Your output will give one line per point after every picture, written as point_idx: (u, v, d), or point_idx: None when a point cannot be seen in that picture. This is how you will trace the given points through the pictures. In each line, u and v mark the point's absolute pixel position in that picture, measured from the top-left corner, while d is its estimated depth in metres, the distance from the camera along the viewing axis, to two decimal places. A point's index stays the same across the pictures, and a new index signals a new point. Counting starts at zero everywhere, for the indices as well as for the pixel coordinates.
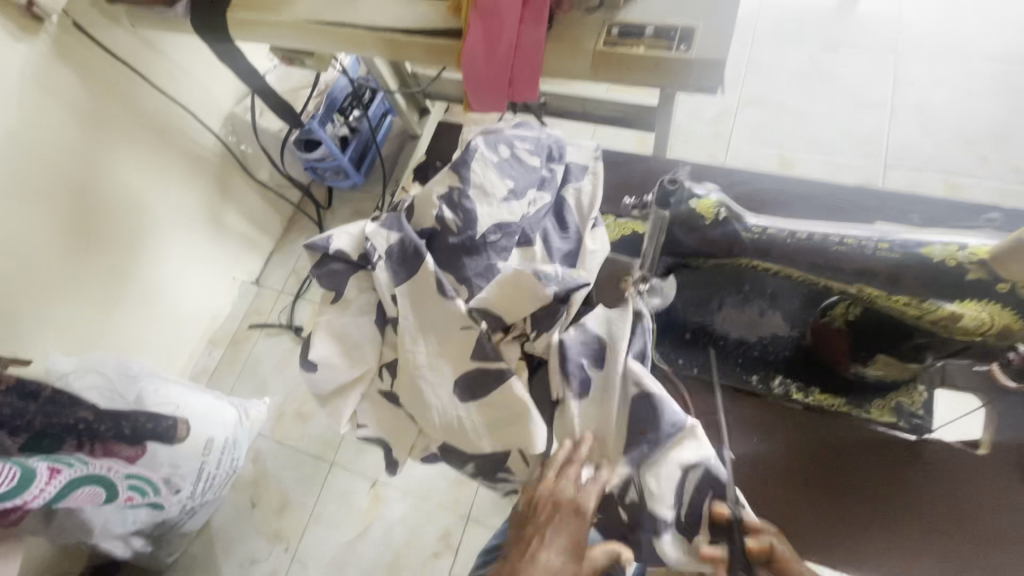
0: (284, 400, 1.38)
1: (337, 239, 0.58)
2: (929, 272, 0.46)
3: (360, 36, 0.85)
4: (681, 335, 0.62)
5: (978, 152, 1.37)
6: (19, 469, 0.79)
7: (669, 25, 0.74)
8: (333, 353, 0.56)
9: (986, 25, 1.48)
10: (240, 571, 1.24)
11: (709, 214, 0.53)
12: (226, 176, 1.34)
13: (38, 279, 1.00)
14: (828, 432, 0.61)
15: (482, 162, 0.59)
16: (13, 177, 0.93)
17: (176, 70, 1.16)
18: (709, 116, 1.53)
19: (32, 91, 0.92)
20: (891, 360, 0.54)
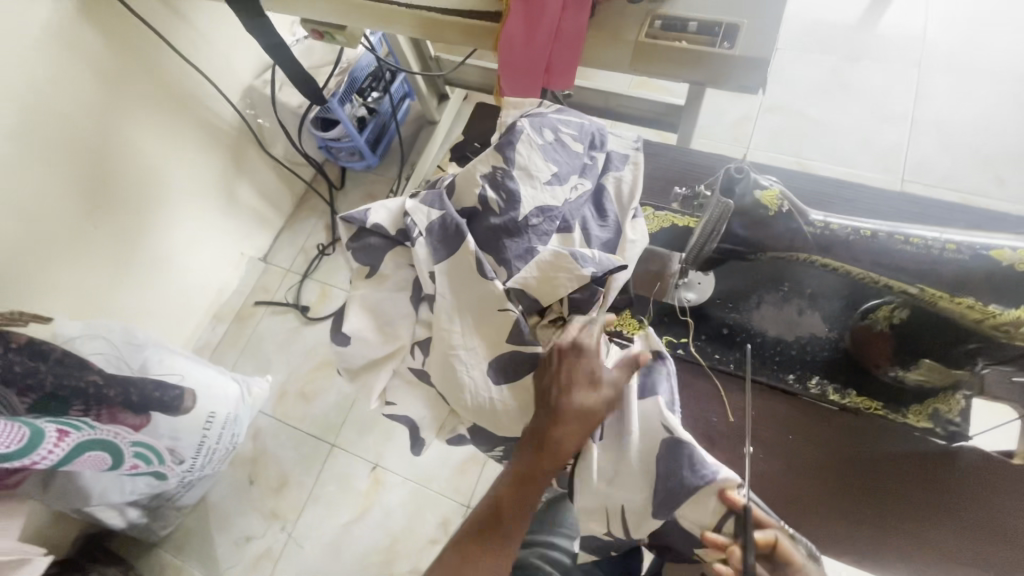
0: (287, 378, 1.38)
1: (374, 213, 0.57)
2: (999, 278, 0.47)
3: (393, 14, 0.83)
4: (716, 330, 0.61)
5: (995, 171, 1.38)
6: (29, 428, 0.75)
7: (713, 21, 0.72)
8: (366, 327, 0.56)
9: (1010, 47, 1.48)
10: (234, 548, 1.23)
11: (772, 204, 0.53)
12: (241, 149, 1.32)
13: (48, 241, 0.97)
14: (864, 436, 0.56)
15: (528, 143, 0.58)
16: (29, 134, 0.89)
17: (199, 37, 1.13)
18: (729, 119, 1.53)
19: (54, 48, 0.90)
20: (936, 364, 0.53)
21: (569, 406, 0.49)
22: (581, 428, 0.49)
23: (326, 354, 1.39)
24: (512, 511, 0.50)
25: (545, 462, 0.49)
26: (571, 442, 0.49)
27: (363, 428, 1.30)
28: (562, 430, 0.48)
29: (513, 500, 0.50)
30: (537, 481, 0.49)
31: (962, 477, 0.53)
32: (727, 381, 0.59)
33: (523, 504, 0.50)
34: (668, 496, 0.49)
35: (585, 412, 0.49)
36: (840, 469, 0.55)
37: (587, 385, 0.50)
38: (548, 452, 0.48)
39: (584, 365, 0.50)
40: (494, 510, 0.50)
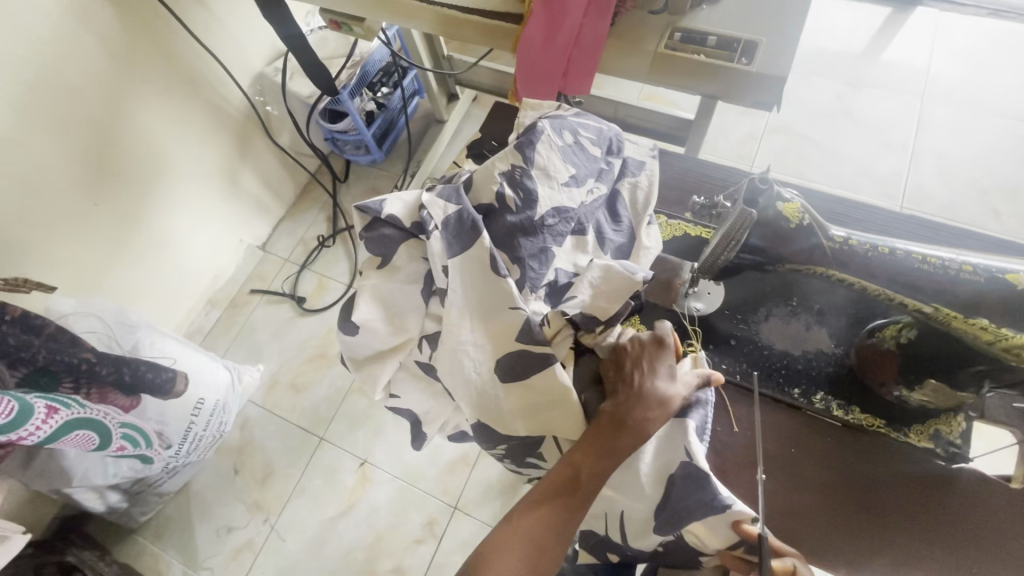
0: (279, 368, 1.36)
1: (390, 204, 0.56)
2: (1012, 300, 0.48)
3: (413, 8, 0.82)
4: (723, 341, 0.61)
5: (990, 204, 1.40)
6: (18, 403, 0.73)
7: (733, 37, 0.73)
8: (375, 317, 0.56)
9: (1011, 84, 1.51)
10: (215, 537, 1.21)
11: (793, 217, 0.54)
12: (247, 135, 1.31)
13: (46, 215, 0.95)
14: (868, 458, 0.56)
15: (547, 144, 0.58)
16: (34, 105, 0.88)
17: (213, 20, 1.12)
18: (734, 137, 1.55)
19: (68, 21, 0.89)
20: (940, 385, 0.53)
21: (649, 391, 0.49)
22: (661, 415, 0.49)
23: (320, 347, 1.38)
24: (590, 485, 0.48)
25: (625, 441, 0.48)
26: (651, 425, 0.48)
27: (353, 423, 1.29)
28: (644, 412, 0.48)
29: (592, 472, 0.48)
30: (616, 457, 0.48)
31: (957, 501, 0.54)
32: (733, 392, 0.60)
33: (598, 481, 0.48)
34: (671, 506, 0.49)
35: (667, 399, 0.49)
36: (843, 485, 0.55)
37: (667, 375, 0.50)
38: (630, 431, 0.48)
39: (665, 356, 0.51)
40: (571, 481, 0.48)
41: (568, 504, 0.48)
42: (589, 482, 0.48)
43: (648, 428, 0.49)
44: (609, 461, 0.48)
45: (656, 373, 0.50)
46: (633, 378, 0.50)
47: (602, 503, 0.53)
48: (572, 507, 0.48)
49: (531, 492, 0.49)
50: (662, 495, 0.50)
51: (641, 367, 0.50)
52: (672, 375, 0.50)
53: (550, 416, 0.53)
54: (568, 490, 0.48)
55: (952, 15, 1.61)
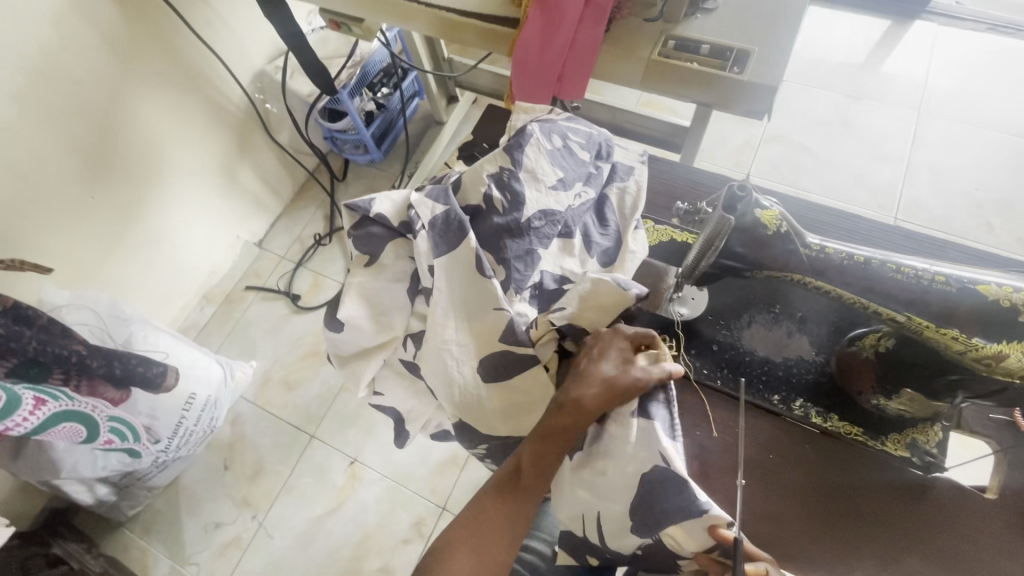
0: (272, 365, 1.36)
1: (379, 203, 0.57)
2: (983, 310, 0.49)
3: (411, 10, 0.83)
4: (705, 346, 0.62)
5: (984, 217, 1.41)
6: (6, 393, 0.73)
7: (725, 45, 0.74)
8: (361, 315, 0.56)
9: (1007, 99, 1.52)
10: (202, 533, 1.21)
11: (771, 224, 0.54)
12: (246, 132, 1.32)
13: (43, 207, 0.96)
14: (845, 464, 0.57)
15: (536, 147, 0.59)
16: (34, 99, 0.89)
17: (215, 18, 1.13)
18: (732, 145, 1.55)
19: (70, 15, 0.89)
20: (915, 395, 0.55)
21: (593, 373, 0.51)
22: (600, 395, 0.50)
23: (313, 345, 1.38)
24: (532, 471, 0.51)
25: (563, 422, 0.50)
26: (588, 406, 0.49)
27: (345, 421, 1.30)
28: (581, 391, 0.50)
29: (531, 455, 0.51)
30: (556, 442, 0.50)
31: (931, 509, 0.54)
32: (715, 397, 0.60)
33: (541, 467, 0.51)
34: (648, 508, 0.49)
35: (605, 379, 0.50)
36: (819, 492, 0.56)
37: (615, 359, 0.51)
38: (566, 411, 0.50)
39: (618, 343, 0.53)
40: (516, 468, 0.52)
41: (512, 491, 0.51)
42: (532, 468, 0.51)
43: (586, 406, 0.50)
44: (547, 445, 0.50)
45: (605, 358, 0.52)
46: (582, 365, 0.52)
47: (580, 506, 0.53)
48: (516, 493, 0.51)
49: (484, 484, 0.53)
50: (639, 497, 0.49)
51: (592, 356, 0.53)
52: (622, 361, 0.51)
53: (528, 417, 0.55)
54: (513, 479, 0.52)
55: (951, 30, 1.62)
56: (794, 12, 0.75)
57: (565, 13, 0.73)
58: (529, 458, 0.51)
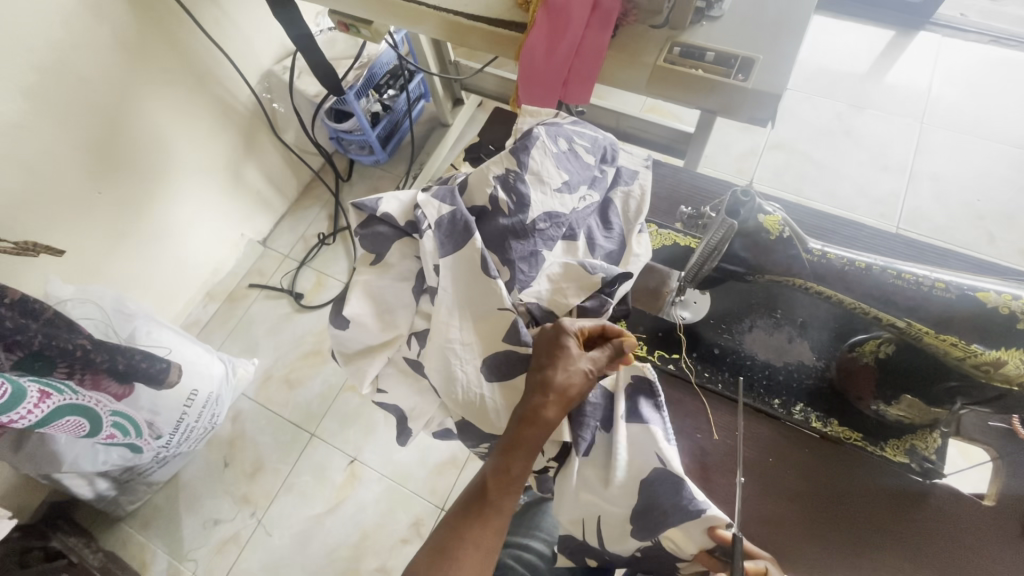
0: (273, 363, 1.37)
1: (386, 203, 0.57)
2: (981, 317, 0.49)
3: (419, 12, 0.83)
4: (707, 351, 0.62)
5: (985, 228, 1.41)
6: (12, 386, 0.72)
7: (730, 53, 0.74)
8: (366, 312, 0.57)
9: (1009, 111, 1.53)
10: (200, 529, 1.21)
11: (774, 229, 0.54)
12: (252, 131, 1.33)
13: (49, 201, 0.96)
14: (842, 469, 0.57)
15: (541, 150, 0.60)
16: (43, 94, 0.89)
17: (224, 17, 1.14)
18: (735, 151, 1.56)
19: (80, 12, 0.90)
20: (916, 401, 0.55)
21: (547, 377, 0.48)
22: (560, 402, 0.47)
23: (314, 344, 1.39)
24: (498, 491, 0.47)
25: (527, 435, 0.47)
26: (549, 416, 0.47)
27: (345, 420, 1.30)
28: (540, 403, 0.47)
29: (496, 473, 0.47)
30: (521, 456, 0.47)
31: (929, 515, 0.54)
32: (715, 400, 0.61)
33: (508, 484, 0.47)
34: (650, 509, 0.50)
35: (563, 387, 0.47)
36: (814, 496, 0.56)
37: (567, 362, 0.48)
38: (529, 425, 0.47)
39: (567, 340, 0.49)
40: (480, 491, 0.47)
41: (478, 517, 0.46)
42: (498, 488, 0.47)
43: (545, 415, 0.47)
44: (510, 459, 0.46)
45: (559, 362, 0.48)
46: (535, 370, 0.49)
47: (580, 506, 0.53)
48: (483, 520, 0.46)
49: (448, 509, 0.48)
50: (640, 498, 0.50)
51: (543, 357, 0.49)
52: (575, 358, 0.48)
53: None
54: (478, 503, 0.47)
55: (954, 41, 1.63)
56: (799, 21, 0.75)
57: (571, 18, 0.74)
58: (494, 476, 0.47)
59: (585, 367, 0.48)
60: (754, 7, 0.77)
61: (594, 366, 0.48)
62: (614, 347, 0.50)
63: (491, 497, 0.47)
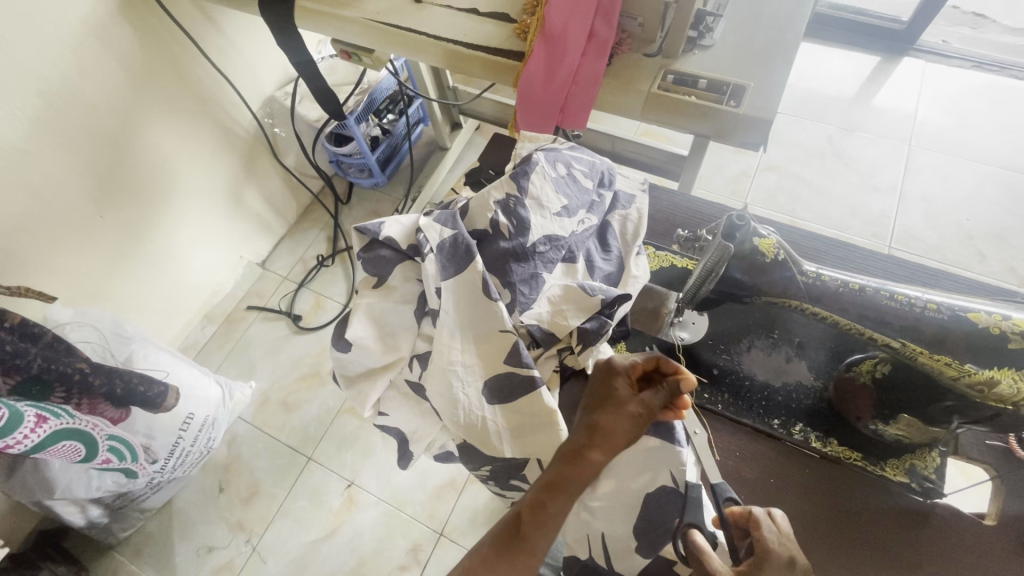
0: (271, 386, 1.36)
1: (388, 226, 0.58)
2: (973, 337, 0.50)
3: (419, 42, 0.85)
4: (706, 371, 0.64)
5: (976, 247, 1.44)
6: (7, 409, 0.73)
7: (722, 80, 0.76)
8: (368, 336, 0.57)
9: (994, 133, 1.57)
10: (194, 559, 1.18)
11: (769, 252, 0.56)
12: (253, 155, 1.35)
13: (52, 226, 0.97)
14: (844, 491, 0.57)
15: (541, 175, 0.61)
16: (48, 121, 0.91)
17: (228, 46, 1.16)
18: (729, 174, 1.59)
19: (89, 43, 0.92)
20: (913, 420, 0.56)
21: (598, 419, 0.49)
22: (606, 444, 0.48)
23: (312, 366, 1.38)
24: (532, 525, 0.44)
25: (569, 474, 0.47)
26: (595, 459, 0.47)
27: (342, 443, 1.29)
28: (585, 442, 0.48)
29: (534, 507, 0.45)
30: (563, 493, 0.46)
31: (927, 537, 0.55)
32: (715, 421, 0.62)
33: (545, 520, 0.44)
34: (654, 525, 0.51)
35: (610, 430, 0.47)
36: (819, 517, 0.56)
37: (617, 403, 0.49)
38: (573, 463, 0.47)
39: (618, 381, 0.50)
40: (513, 524, 0.45)
41: (509, 550, 0.43)
42: (534, 521, 0.45)
43: (590, 455, 0.47)
44: (550, 494, 0.46)
45: (608, 403, 0.49)
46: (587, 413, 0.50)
47: (583, 524, 0.53)
48: (513, 555, 0.43)
49: (476, 543, 0.46)
50: (642, 518, 0.51)
51: (595, 399, 0.51)
52: (625, 400, 0.49)
53: (534, 439, 0.54)
54: (510, 535, 0.45)
55: (938, 67, 1.69)
56: (788, 51, 0.78)
57: (568, 47, 0.76)
58: (529, 509, 0.45)
59: (633, 410, 0.48)
60: (744, 37, 0.80)
61: (644, 411, 0.49)
62: (669, 390, 0.50)
63: (524, 531, 0.44)
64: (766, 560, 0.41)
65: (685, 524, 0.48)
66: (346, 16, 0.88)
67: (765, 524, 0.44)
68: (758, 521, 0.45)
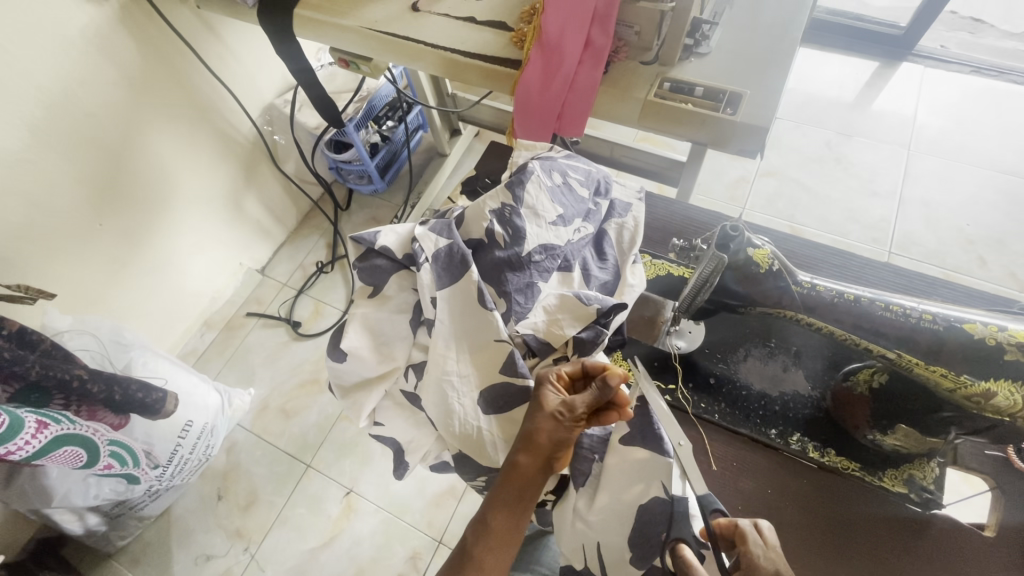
0: (270, 393, 1.36)
1: (384, 235, 0.58)
2: (969, 347, 0.50)
3: (417, 50, 0.85)
4: (703, 380, 0.63)
5: (977, 252, 1.43)
6: (8, 416, 0.72)
7: (718, 88, 0.77)
8: (363, 345, 0.57)
9: (994, 138, 1.57)
10: (192, 567, 1.18)
11: (764, 262, 0.56)
12: (253, 162, 1.35)
13: (50, 233, 0.97)
14: (843, 503, 0.57)
15: (536, 184, 0.61)
16: (48, 129, 0.91)
17: (227, 54, 1.17)
18: (728, 179, 1.59)
19: (90, 52, 0.93)
20: (911, 430, 0.56)
21: (524, 427, 0.49)
22: (529, 448, 0.47)
23: (312, 373, 1.38)
24: (477, 543, 0.46)
25: (501, 485, 0.47)
26: (522, 464, 0.47)
27: (341, 450, 1.28)
28: (513, 451, 0.48)
29: (478, 527, 0.47)
30: (497, 506, 0.47)
31: (926, 547, 0.54)
32: (712, 431, 0.61)
33: (488, 537, 0.46)
34: (645, 535, 0.50)
35: (529, 431, 0.48)
36: (817, 529, 0.56)
37: (539, 408, 0.49)
38: (503, 474, 0.48)
39: (544, 388, 0.51)
40: (465, 546, 0.47)
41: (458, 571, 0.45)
42: (479, 540, 0.46)
43: (515, 462, 0.47)
44: (488, 510, 0.47)
45: (533, 410, 0.50)
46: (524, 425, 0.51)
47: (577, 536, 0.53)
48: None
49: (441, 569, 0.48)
50: (636, 530, 0.51)
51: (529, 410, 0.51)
52: (545, 404, 0.49)
53: None
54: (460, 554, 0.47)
55: (937, 72, 1.69)
56: (785, 58, 0.78)
57: (565, 55, 0.76)
58: (476, 528, 0.47)
59: (551, 409, 0.48)
60: (741, 45, 0.80)
61: (566, 408, 0.48)
62: (596, 387, 0.49)
63: (473, 552, 0.46)
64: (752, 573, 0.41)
65: (673, 539, 0.48)
66: (344, 25, 0.88)
67: (751, 535, 0.44)
68: (745, 534, 0.44)
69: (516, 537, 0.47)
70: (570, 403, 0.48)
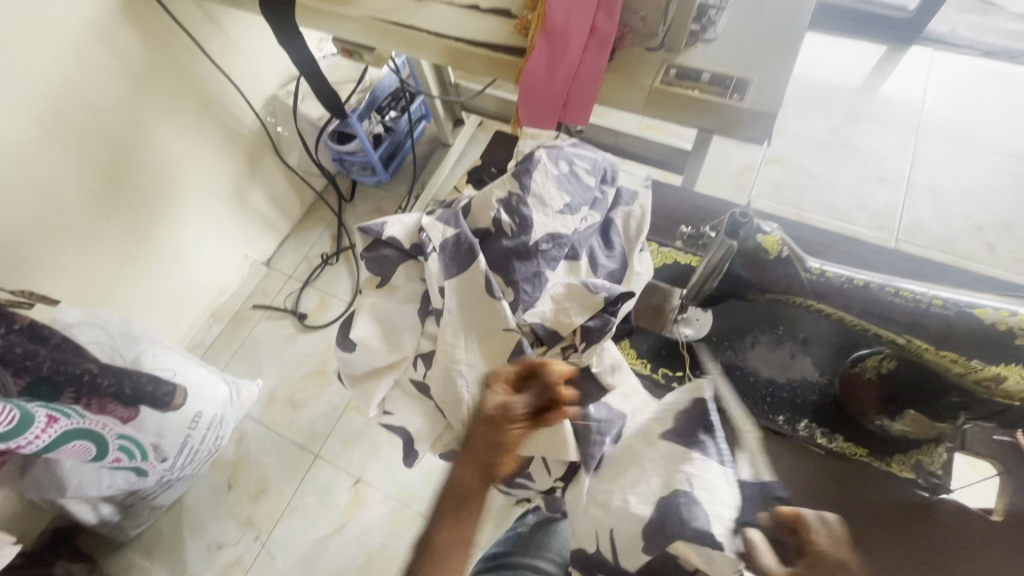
0: (278, 384, 1.37)
1: (391, 226, 0.59)
2: (978, 333, 0.49)
3: (422, 39, 0.85)
4: (711, 367, 0.64)
5: (985, 239, 1.42)
6: (19, 411, 0.72)
7: (725, 74, 0.76)
8: (372, 335, 0.57)
9: (1003, 123, 1.55)
10: (205, 554, 1.20)
11: (773, 249, 0.56)
12: (257, 154, 1.35)
13: (58, 228, 0.98)
14: (850, 485, 0.59)
15: (543, 173, 0.61)
16: (53, 124, 0.91)
17: (230, 45, 1.16)
18: (733, 168, 1.58)
19: (93, 45, 0.92)
20: (920, 416, 0.55)
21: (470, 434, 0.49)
22: (471, 456, 0.48)
23: (319, 363, 1.39)
24: (423, 555, 0.47)
25: (446, 495, 0.48)
26: (464, 472, 0.47)
27: (349, 441, 1.30)
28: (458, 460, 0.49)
29: (426, 539, 0.48)
30: (444, 516, 0.47)
31: (936, 533, 0.55)
32: None
33: (435, 548, 0.47)
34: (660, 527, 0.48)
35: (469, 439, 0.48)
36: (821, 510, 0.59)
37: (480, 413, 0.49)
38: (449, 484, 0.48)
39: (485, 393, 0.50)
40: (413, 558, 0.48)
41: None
42: (424, 552, 0.47)
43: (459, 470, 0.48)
44: (436, 521, 0.48)
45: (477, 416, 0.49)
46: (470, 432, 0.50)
47: (592, 524, 0.53)
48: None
49: None
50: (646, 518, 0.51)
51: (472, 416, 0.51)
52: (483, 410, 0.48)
53: (535, 438, 0.55)
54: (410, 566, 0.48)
55: (946, 56, 1.67)
56: (793, 43, 0.77)
57: (570, 43, 0.75)
58: (423, 542, 0.48)
59: (487, 415, 0.47)
60: (748, 30, 0.79)
61: (504, 414, 0.47)
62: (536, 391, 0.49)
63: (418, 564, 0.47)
64: (818, 563, 0.44)
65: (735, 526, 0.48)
66: (348, 14, 0.88)
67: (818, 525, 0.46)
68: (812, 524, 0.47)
69: (464, 548, 0.48)
70: (507, 406, 0.48)
